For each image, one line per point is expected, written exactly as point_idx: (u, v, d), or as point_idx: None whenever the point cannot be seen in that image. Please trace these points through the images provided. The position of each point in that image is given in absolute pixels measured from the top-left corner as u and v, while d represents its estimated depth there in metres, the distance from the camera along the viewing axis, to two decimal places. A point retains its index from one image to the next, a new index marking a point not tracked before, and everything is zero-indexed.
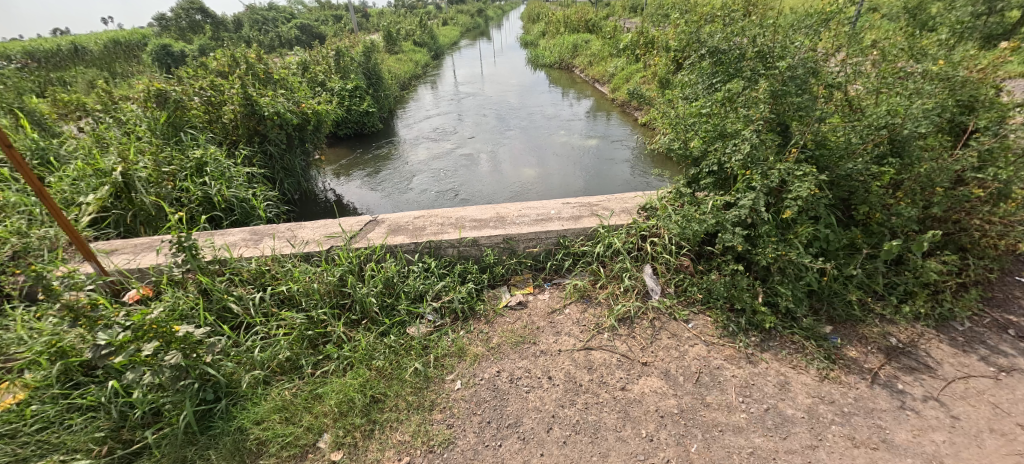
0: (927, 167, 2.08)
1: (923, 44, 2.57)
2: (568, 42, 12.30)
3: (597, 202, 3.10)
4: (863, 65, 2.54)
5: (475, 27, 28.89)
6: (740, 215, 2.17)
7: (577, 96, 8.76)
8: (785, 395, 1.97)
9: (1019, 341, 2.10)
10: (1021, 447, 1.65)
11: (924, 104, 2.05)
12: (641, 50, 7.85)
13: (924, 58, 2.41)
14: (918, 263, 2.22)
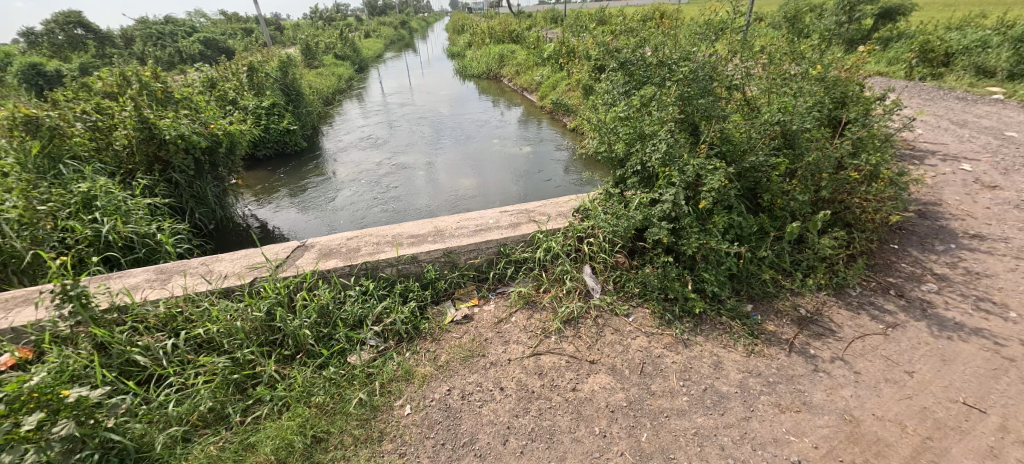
0: (815, 155, 2.37)
1: (798, 49, 2.96)
2: (493, 53, 12.55)
3: (532, 208, 3.17)
4: (751, 69, 2.88)
5: (400, 40, 28.60)
6: (665, 210, 2.34)
7: (507, 105, 8.94)
8: (719, 374, 2.13)
9: (898, 298, 2.45)
10: (909, 391, 1.93)
11: (804, 102, 2.38)
12: (564, 59, 8.29)
13: (802, 61, 2.77)
14: (815, 240, 2.51)
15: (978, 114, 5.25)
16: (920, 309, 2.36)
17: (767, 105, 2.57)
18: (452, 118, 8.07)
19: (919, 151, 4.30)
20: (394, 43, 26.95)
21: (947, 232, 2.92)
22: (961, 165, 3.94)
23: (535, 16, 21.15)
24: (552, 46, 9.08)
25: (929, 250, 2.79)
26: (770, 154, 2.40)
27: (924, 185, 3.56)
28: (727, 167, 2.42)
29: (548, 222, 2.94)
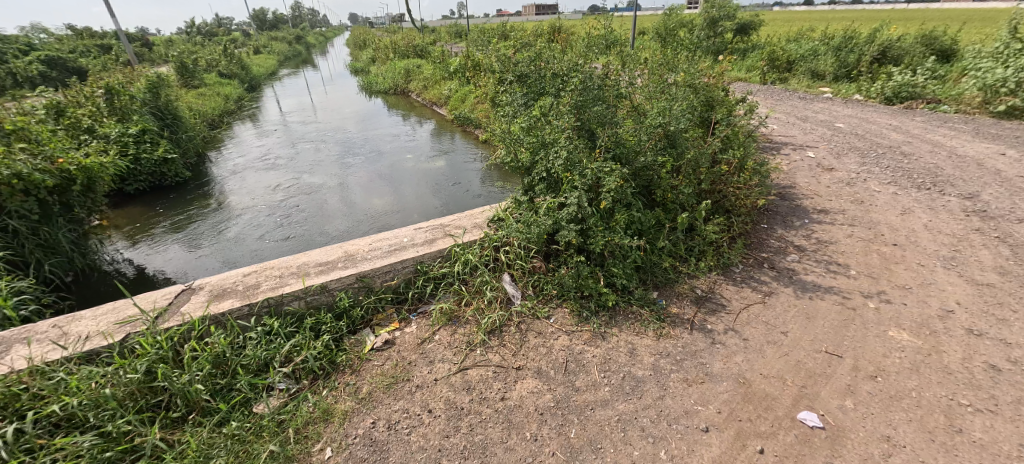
0: (692, 152, 2.73)
1: (673, 59, 3.38)
2: (399, 68, 12.41)
3: (445, 223, 3.22)
4: (634, 79, 3.24)
5: (297, 56, 26.99)
6: (572, 213, 2.52)
7: (418, 119, 8.86)
8: (634, 360, 2.33)
9: (770, 269, 2.90)
10: (785, 349, 2.32)
11: (678, 107, 2.74)
12: (471, 73, 8.56)
13: (676, 71, 3.18)
14: (701, 228, 2.89)
15: (812, 110, 6.45)
16: (789, 276, 2.84)
17: (650, 110, 2.88)
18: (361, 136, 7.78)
19: (774, 142, 5.13)
20: (291, 60, 25.20)
21: (803, 210, 3.60)
22: (805, 153, 4.80)
23: (439, 32, 21.53)
24: (458, 60, 9.29)
25: (791, 226, 3.42)
26: (657, 154, 2.70)
27: (782, 172, 4.31)
28: (623, 168, 2.66)
29: (464, 235, 3.00)
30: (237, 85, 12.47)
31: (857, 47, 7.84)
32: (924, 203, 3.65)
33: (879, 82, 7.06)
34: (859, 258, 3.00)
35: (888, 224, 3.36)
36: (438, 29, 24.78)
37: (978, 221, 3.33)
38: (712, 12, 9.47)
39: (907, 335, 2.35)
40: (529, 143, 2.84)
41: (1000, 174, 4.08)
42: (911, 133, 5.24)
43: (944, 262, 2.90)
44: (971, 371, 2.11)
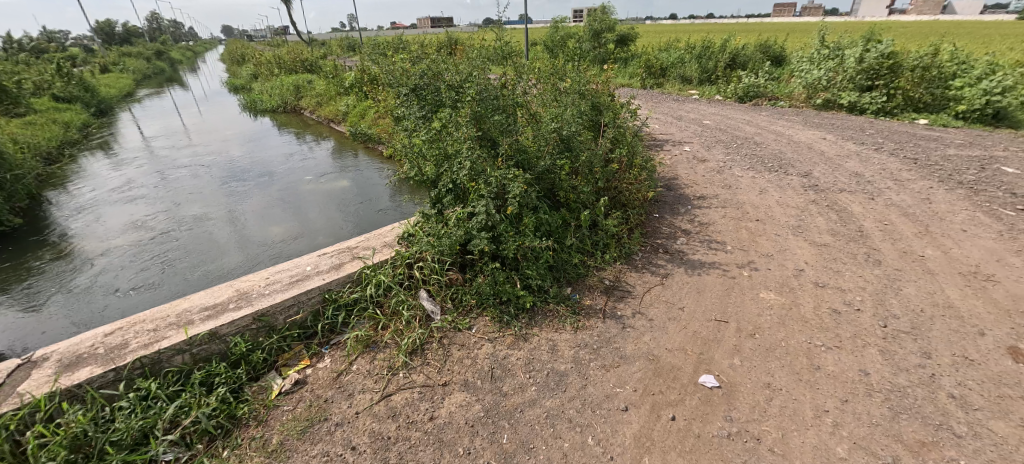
0: (585, 155, 3.25)
1: (562, 70, 3.97)
2: (286, 84, 11.52)
3: (351, 246, 3.25)
4: (529, 91, 3.82)
5: (158, 73, 23.59)
6: (481, 221, 2.79)
7: (316, 138, 8.31)
8: (555, 357, 2.52)
9: (661, 253, 3.37)
10: (682, 322, 2.72)
11: (568, 114, 3.22)
12: (368, 87, 8.36)
13: (565, 80, 3.75)
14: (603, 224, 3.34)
15: (685, 110, 7.42)
16: (680, 258, 3.32)
17: (545, 118, 3.34)
18: (250, 160, 7.04)
19: (657, 140, 5.81)
20: (150, 81, 21.77)
21: (684, 198, 4.19)
22: (683, 147, 5.52)
23: (330, 47, 20.66)
24: (352, 74, 9.01)
25: (677, 213, 3.95)
26: (555, 158, 3.14)
27: (665, 166, 4.93)
28: (526, 173, 3.05)
29: (372, 256, 3.08)
30: (79, 111, 10.45)
31: (714, 55, 9.46)
32: (773, 183, 4.43)
33: (733, 85, 8.62)
34: (732, 235, 3.60)
35: (751, 204, 4.05)
36: (330, 43, 23.42)
37: (811, 194, 4.17)
38: (594, 25, 10.78)
39: (773, 295, 2.91)
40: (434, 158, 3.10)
41: (822, 154, 5.12)
42: (760, 125, 6.33)
43: (794, 232, 3.58)
44: (820, 316, 2.71)
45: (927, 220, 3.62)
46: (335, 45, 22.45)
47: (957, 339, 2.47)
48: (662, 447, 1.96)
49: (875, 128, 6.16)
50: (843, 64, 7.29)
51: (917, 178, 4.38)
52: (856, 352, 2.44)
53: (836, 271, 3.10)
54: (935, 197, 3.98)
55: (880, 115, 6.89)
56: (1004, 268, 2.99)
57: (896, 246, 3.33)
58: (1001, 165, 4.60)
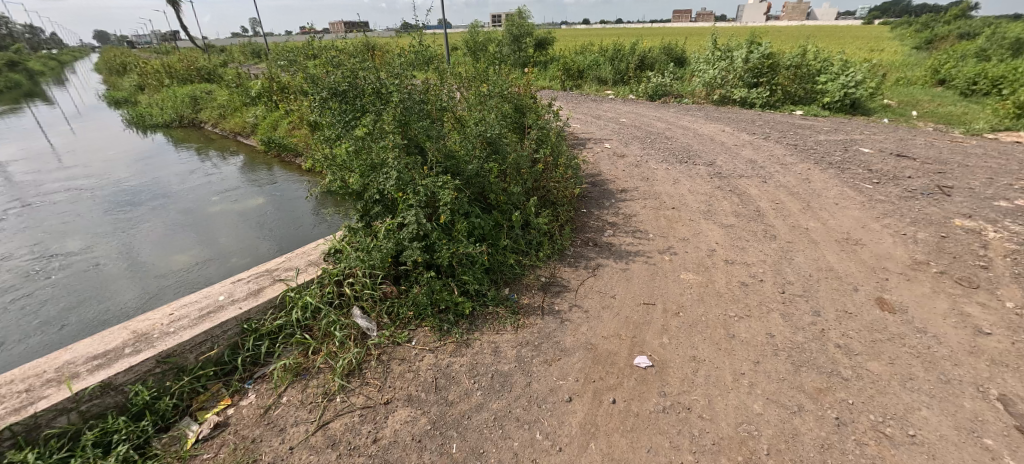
0: (512, 156, 3.48)
1: (483, 73, 4.21)
2: (180, 95, 10.34)
3: (270, 269, 3.03)
4: (454, 94, 3.89)
5: (12, 87, 19.99)
6: (412, 231, 2.82)
7: (222, 154, 7.56)
8: (499, 358, 2.54)
9: (591, 246, 3.59)
10: (614, 309, 2.89)
11: (493, 120, 3.43)
12: (278, 96, 7.81)
13: (487, 84, 3.99)
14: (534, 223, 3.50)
15: (602, 110, 7.88)
16: (608, 250, 3.54)
17: (470, 122, 3.49)
18: (141, 183, 6.18)
19: (580, 139, 6.10)
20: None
21: (608, 192, 4.47)
22: (603, 144, 5.86)
23: (233, 54, 19.07)
24: (259, 82, 8.35)
25: (603, 207, 4.20)
26: (484, 162, 3.31)
27: (589, 163, 5.20)
28: (456, 179, 3.16)
29: (296, 277, 2.92)
30: None
31: (625, 57, 10.27)
32: (684, 173, 4.86)
33: (643, 85, 9.32)
34: (653, 223, 3.89)
35: (666, 194, 4.41)
36: (231, 49, 21.38)
37: (716, 181, 4.64)
38: (513, 30, 11.05)
39: (692, 275, 3.19)
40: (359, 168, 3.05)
41: (722, 144, 5.73)
42: (669, 121, 6.93)
43: (705, 216, 3.96)
44: (731, 289, 3.03)
45: (808, 197, 4.20)
46: (238, 51, 20.59)
47: (836, 297, 2.91)
48: (606, 431, 2.06)
49: (762, 119, 7.02)
50: (733, 64, 8.28)
51: (797, 161, 5.07)
52: (762, 317, 2.77)
53: (742, 248, 3.48)
54: (812, 176, 4.64)
55: (766, 107, 7.90)
56: (866, 233, 3.58)
57: (786, 222, 3.82)
58: (857, 147, 5.49)
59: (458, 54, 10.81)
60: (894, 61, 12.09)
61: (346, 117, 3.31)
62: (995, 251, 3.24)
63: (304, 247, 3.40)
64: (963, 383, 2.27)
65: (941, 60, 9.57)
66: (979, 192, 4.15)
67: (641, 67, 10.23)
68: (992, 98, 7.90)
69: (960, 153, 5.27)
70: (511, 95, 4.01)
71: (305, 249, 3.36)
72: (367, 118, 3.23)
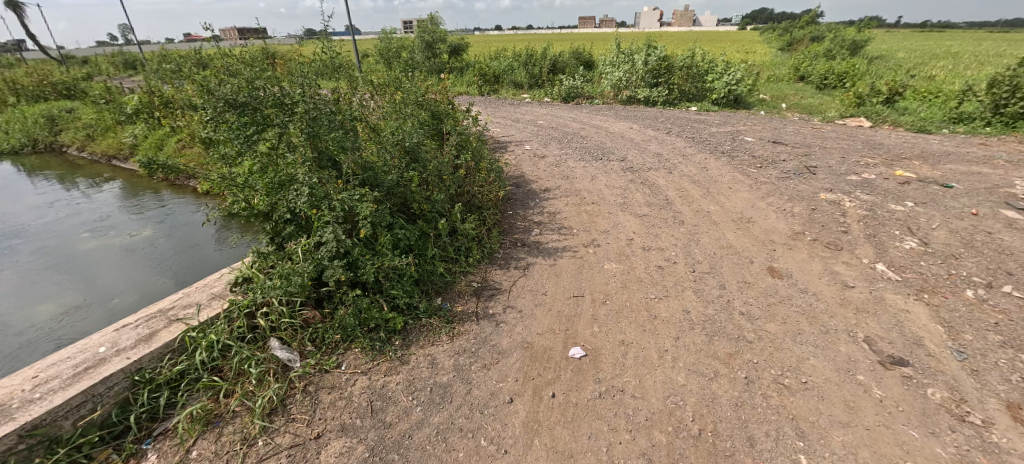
0: (432, 164, 3.53)
1: (395, 83, 4.32)
2: (29, 116, 8.72)
3: (164, 309, 2.67)
4: (369, 108, 3.98)
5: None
6: (330, 249, 2.68)
7: (93, 181, 6.50)
8: (437, 370, 2.48)
9: (520, 247, 3.68)
10: (546, 305, 2.99)
11: (408, 129, 3.48)
12: (161, 112, 6.93)
13: (402, 92, 4.09)
14: (461, 229, 3.54)
15: (521, 113, 8.10)
16: (536, 249, 3.66)
17: (386, 132, 3.51)
18: None
19: (501, 142, 6.21)
20: None
21: (532, 194, 4.60)
22: (524, 147, 6.04)
23: (101, 67, 16.59)
24: (136, 97, 7.35)
25: (528, 208, 4.33)
26: (403, 172, 3.31)
27: (512, 166, 5.33)
28: (374, 191, 3.11)
29: (198, 315, 2.61)
30: None
31: (537, 62, 10.61)
32: (601, 170, 5.17)
33: (557, 88, 9.73)
34: (575, 219, 4.09)
35: (586, 190, 4.66)
36: (98, 59, 18.49)
37: (630, 175, 5.00)
38: (426, 36, 11.21)
39: (615, 264, 3.40)
40: (264, 186, 2.82)
41: (632, 140, 6.19)
42: (584, 121, 7.33)
43: (622, 208, 4.24)
44: (650, 273, 3.28)
45: (706, 184, 4.69)
46: (105, 62, 17.84)
47: (736, 270, 3.28)
48: (549, 425, 2.11)
49: (664, 116, 7.72)
50: (634, 67, 8.99)
51: (696, 152, 5.65)
52: (678, 296, 3.03)
53: (656, 235, 3.78)
54: (709, 165, 5.19)
55: (666, 105, 8.74)
56: (755, 212, 4.09)
57: (691, 207, 4.23)
58: (742, 136, 6.27)
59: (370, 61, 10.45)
60: (763, 61, 14.03)
61: (246, 130, 3.03)
62: (850, 217, 3.90)
63: (206, 279, 3.07)
64: (837, 331, 2.68)
65: (799, 61, 11.35)
66: (835, 169, 4.96)
67: (554, 71, 10.73)
68: (837, 91, 9.54)
69: (818, 137, 6.26)
70: (426, 102, 4.11)
71: (207, 282, 3.03)
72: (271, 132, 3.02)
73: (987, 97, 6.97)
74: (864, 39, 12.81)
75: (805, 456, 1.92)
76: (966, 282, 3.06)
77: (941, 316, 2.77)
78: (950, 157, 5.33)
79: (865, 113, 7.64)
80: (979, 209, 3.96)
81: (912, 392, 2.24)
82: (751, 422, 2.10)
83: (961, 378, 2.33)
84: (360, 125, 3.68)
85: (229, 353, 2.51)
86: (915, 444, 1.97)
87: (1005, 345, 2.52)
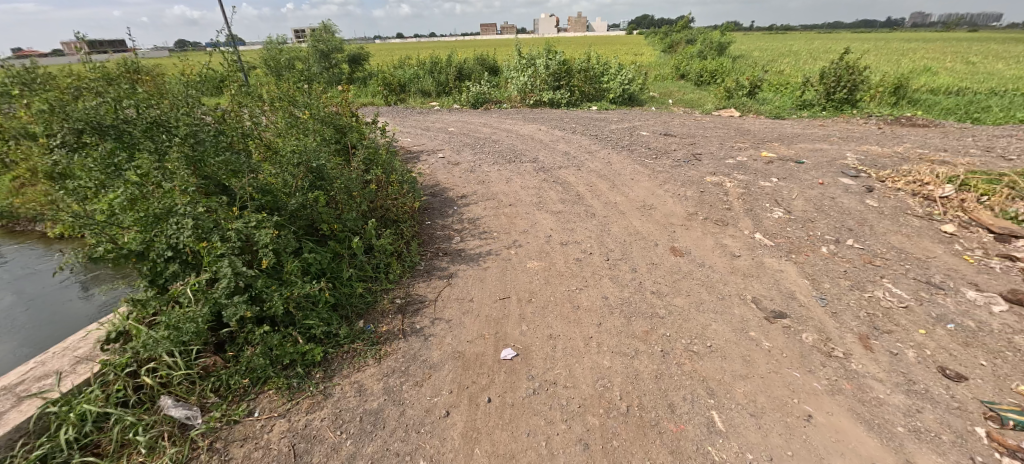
0: (339, 181, 3.39)
1: (289, 97, 4.10)
2: None
3: (9, 386, 2.15)
4: (264, 122, 3.73)
5: None
6: (226, 284, 2.39)
7: None
8: (365, 397, 2.34)
9: (443, 257, 3.64)
10: (473, 312, 2.98)
11: (309, 146, 3.28)
12: None
13: (300, 109, 3.92)
14: (377, 246, 3.42)
15: (431, 122, 8.00)
16: (458, 257, 3.64)
17: (283, 151, 3.28)
18: None
19: (413, 153, 6.07)
20: None
21: (450, 202, 4.58)
22: (438, 155, 5.98)
23: None
24: None
25: (447, 216, 4.30)
26: (308, 193, 3.12)
27: (427, 175, 5.25)
28: (274, 215, 2.87)
29: (60, 385, 2.15)
30: None
31: (443, 70, 10.65)
32: (515, 172, 5.32)
33: (465, 94, 9.73)
34: (495, 223, 4.15)
35: (503, 193, 4.74)
36: None
37: (543, 174, 5.20)
38: (320, 46, 10.66)
39: (536, 262, 3.51)
40: (132, 221, 2.42)
41: (542, 142, 6.45)
42: (495, 126, 7.47)
43: (539, 208, 4.39)
44: (569, 266, 3.44)
45: (612, 177, 5.06)
46: None
47: (644, 254, 3.58)
48: (488, 431, 2.10)
49: (569, 117, 8.17)
50: (537, 71, 9.38)
51: (600, 148, 6.06)
52: (596, 284, 3.21)
53: (572, 229, 3.98)
54: (612, 159, 5.60)
55: (570, 106, 9.31)
56: (656, 198, 4.50)
57: (601, 200, 4.52)
58: (638, 131, 6.88)
59: (257, 74, 9.53)
60: (650, 62, 15.49)
61: (105, 156, 2.58)
62: (731, 196, 4.47)
63: (67, 341, 2.54)
64: (731, 296, 3.05)
65: (679, 62, 12.81)
66: (716, 154, 5.66)
67: (461, 78, 10.81)
68: (711, 86, 10.92)
69: (700, 127, 7.09)
70: (325, 117, 3.95)
71: (67, 345, 2.50)
72: (137, 159, 2.61)
73: (820, 87, 8.50)
74: (727, 41, 14.85)
75: (716, 412, 2.16)
76: (820, 240, 3.68)
77: (805, 271, 3.29)
78: (799, 138, 6.38)
79: (734, 105, 8.84)
80: (823, 179, 4.81)
81: (791, 339, 2.64)
82: (670, 390, 2.30)
83: (824, 320, 2.79)
84: (252, 143, 3.38)
85: (106, 424, 2.10)
86: (797, 382, 2.32)
87: (851, 288, 3.08)
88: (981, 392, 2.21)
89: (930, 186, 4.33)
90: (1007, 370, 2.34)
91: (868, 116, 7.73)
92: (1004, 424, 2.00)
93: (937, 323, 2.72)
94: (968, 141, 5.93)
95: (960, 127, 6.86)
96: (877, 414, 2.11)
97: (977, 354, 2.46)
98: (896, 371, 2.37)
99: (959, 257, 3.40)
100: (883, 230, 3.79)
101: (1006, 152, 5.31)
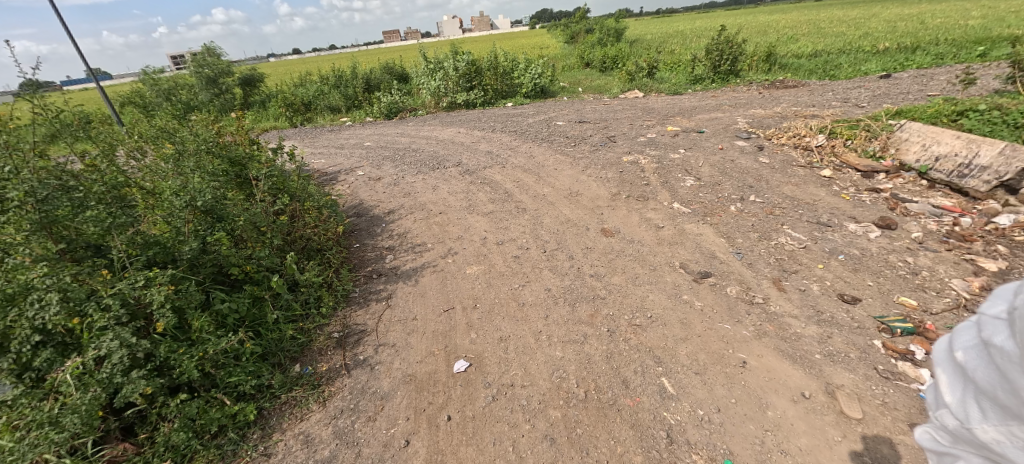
0: (241, 217, 3.05)
1: (167, 131, 3.63)
2: None
3: None
4: (141, 167, 3.29)
5: None
6: (118, 361, 2.03)
7: None
8: (315, 446, 2.13)
9: (379, 280, 3.43)
10: (420, 331, 2.84)
11: (197, 185, 2.89)
12: None
13: (177, 142, 3.43)
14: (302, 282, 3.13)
15: (344, 139, 7.57)
16: (394, 276, 3.47)
17: (165, 193, 2.86)
18: None
19: (328, 174, 5.69)
20: None
21: (377, 220, 4.34)
22: (357, 173, 5.66)
23: None
24: None
25: (376, 236, 4.06)
26: (204, 237, 2.76)
27: (348, 196, 4.94)
28: (169, 269, 2.52)
29: None
30: None
31: (349, 83, 10.17)
32: (441, 179, 5.20)
33: (376, 106, 9.29)
34: (427, 234, 4.02)
35: (431, 202, 4.60)
36: None
37: (469, 177, 5.13)
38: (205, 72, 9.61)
39: (476, 267, 3.44)
40: None
41: (463, 144, 6.37)
42: (413, 135, 7.25)
43: (470, 211, 4.33)
44: (509, 265, 3.43)
45: (537, 170, 5.15)
46: None
47: (578, 239, 3.68)
48: (452, 450, 2.02)
49: (487, 116, 8.20)
50: (447, 74, 9.28)
51: (522, 143, 6.13)
52: (538, 278, 3.23)
53: (506, 227, 3.98)
54: (535, 152, 5.71)
55: (485, 105, 9.34)
56: (581, 184, 4.65)
57: (529, 194, 4.57)
58: (555, 121, 7.09)
59: (135, 112, 8.39)
60: (557, 54, 16.20)
61: None
62: (648, 172, 4.75)
63: None
64: (663, 265, 3.23)
65: (581, 51, 13.49)
66: (629, 135, 5.99)
67: (370, 89, 10.38)
68: (614, 71, 11.63)
69: (611, 111, 7.47)
70: (215, 150, 3.54)
71: None
72: None
73: (707, 62, 9.39)
74: (622, 28, 15.95)
75: (666, 377, 2.27)
76: (729, 200, 4.03)
77: (721, 230, 3.59)
78: (696, 109, 6.99)
79: (638, 86, 9.44)
80: (722, 144, 5.29)
81: (718, 294, 2.86)
82: (622, 366, 2.37)
83: (742, 272, 3.06)
84: (131, 191, 2.94)
85: None
86: (728, 334, 2.52)
87: (759, 239, 3.42)
88: (873, 309, 2.57)
89: (807, 137, 4.94)
90: (887, 285, 2.75)
91: (749, 84, 8.70)
92: (893, 334, 2.36)
93: (831, 256, 3.10)
94: (828, 95, 6.91)
95: (821, 84, 7.97)
96: (798, 347, 2.36)
97: (865, 277, 2.85)
98: (807, 305, 2.67)
99: (839, 196, 3.93)
100: (778, 183, 4.26)
101: (858, 100, 6.27)
